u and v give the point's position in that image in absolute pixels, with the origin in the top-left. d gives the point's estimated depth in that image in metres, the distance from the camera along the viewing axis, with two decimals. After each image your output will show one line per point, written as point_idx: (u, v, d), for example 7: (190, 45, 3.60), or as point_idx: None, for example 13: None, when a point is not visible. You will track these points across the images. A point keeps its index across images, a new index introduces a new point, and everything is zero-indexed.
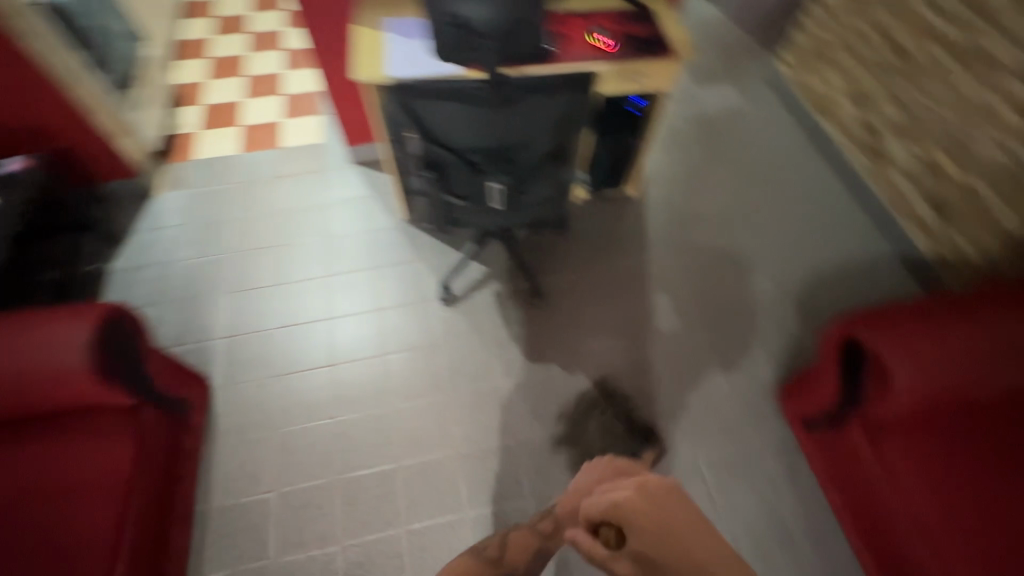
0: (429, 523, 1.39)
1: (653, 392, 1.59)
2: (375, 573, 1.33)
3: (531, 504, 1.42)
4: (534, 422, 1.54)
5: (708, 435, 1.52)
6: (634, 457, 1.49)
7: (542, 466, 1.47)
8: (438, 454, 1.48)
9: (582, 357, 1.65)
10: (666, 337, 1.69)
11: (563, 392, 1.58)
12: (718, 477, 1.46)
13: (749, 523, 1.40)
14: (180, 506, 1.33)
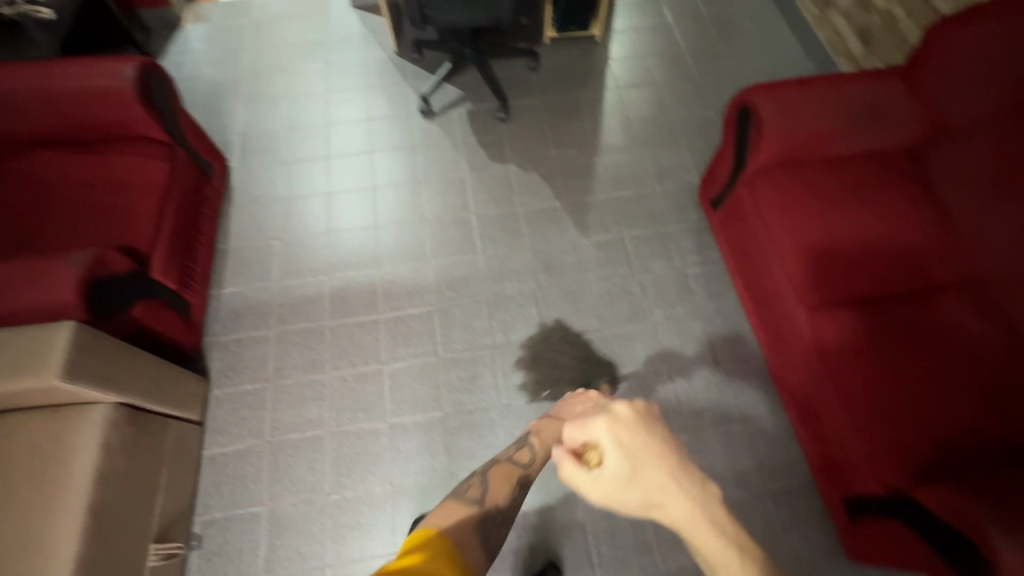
0: (399, 268, 1.73)
1: (596, 187, 1.88)
2: (354, 297, 1.68)
3: (481, 257, 1.74)
4: (490, 203, 1.85)
5: (634, 219, 1.81)
6: (571, 229, 1.80)
7: (493, 233, 1.79)
8: (409, 221, 1.82)
9: (538, 160, 1.94)
10: (612, 148, 1.96)
11: (518, 182, 1.89)
12: (639, 248, 1.76)
13: (659, 279, 1.70)
14: (205, 240, 1.67)
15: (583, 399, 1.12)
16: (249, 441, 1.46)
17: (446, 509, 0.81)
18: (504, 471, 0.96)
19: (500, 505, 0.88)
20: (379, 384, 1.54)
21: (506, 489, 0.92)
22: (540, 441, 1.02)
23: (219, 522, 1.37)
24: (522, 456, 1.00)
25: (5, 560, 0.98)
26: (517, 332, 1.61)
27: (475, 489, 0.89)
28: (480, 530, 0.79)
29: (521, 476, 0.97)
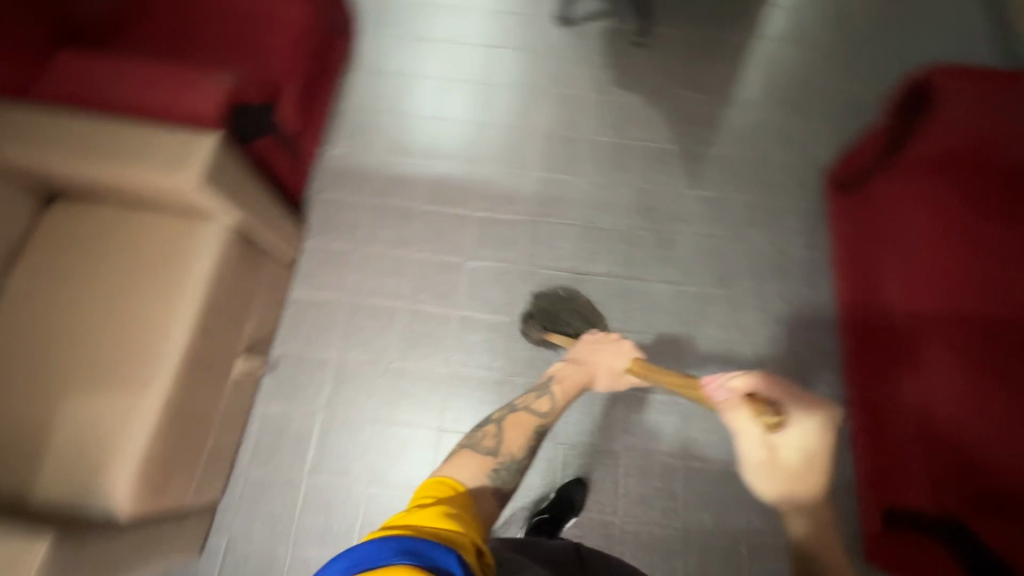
0: (500, 172, 1.72)
1: (717, 140, 1.77)
2: (451, 188, 1.69)
3: (582, 182, 1.71)
4: (604, 130, 1.78)
5: (749, 183, 1.71)
6: (681, 176, 1.72)
7: (600, 161, 1.74)
8: (519, 128, 1.79)
9: (664, 97, 1.83)
10: (746, 103, 1.83)
11: (638, 114, 1.80)
12: (746, 213, 1.67)
13: (758, 250, 1.63)
14: (324, 97, 1.70)
15: (614, 347, 1.16)
16: (330, 294, 1.56)
17: (457, 463, 0.81)
18: (519, 422, 0.92)
19: (514, 452, 0.85)
20: (457, 276, 1.58)
21: (522, 438, 0.88)
22: (560, 392, 1.00)
23: (292, 356, 1.49)
24: (541, 405, 0.96)
25: (129, 332, 1.11)
26: (600, 264, 1.60)
27: (489, 441, 0.86)
28: (497, 484, 0.79)
29: (537, 426, 0.92)
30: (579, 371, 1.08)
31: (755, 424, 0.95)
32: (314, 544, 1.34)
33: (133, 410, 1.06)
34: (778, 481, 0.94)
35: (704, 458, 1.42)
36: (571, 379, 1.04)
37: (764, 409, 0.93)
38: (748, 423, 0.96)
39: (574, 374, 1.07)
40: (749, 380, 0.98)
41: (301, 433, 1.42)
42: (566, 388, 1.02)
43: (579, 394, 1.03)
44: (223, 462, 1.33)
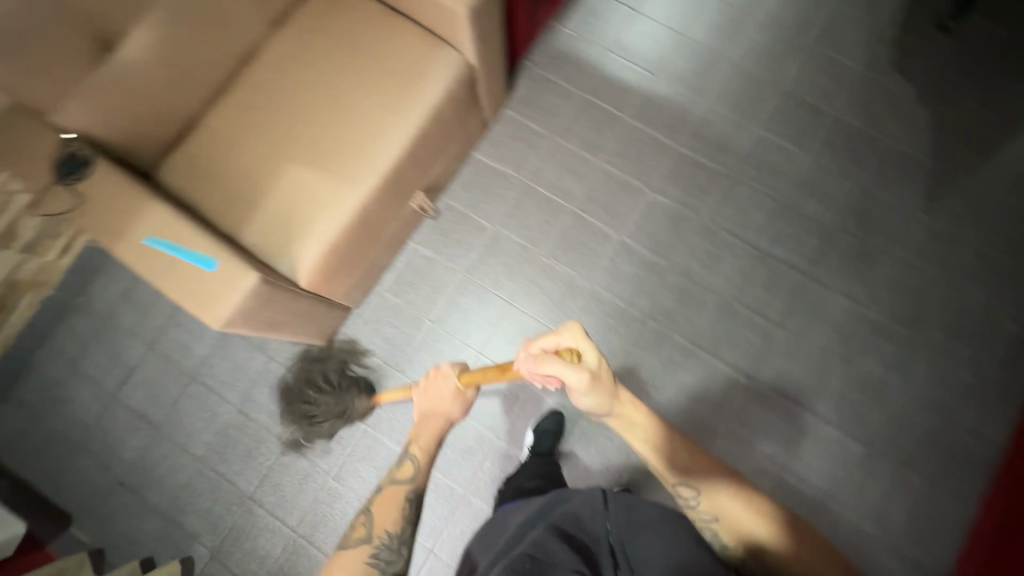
0: (720, 114, 1.57)
1: (985, 170, 1.49)
2: (662, 111, 1.57)
3: (804, 158, 1.52)
4: (854, 110, 1.54)
5: (999, 232, 1.45)
6: (921, 194, 1.48)
7: (835, 143, 1.53)
8: (761, 75, 1.59)
9: (945, 99, 1.53)
10: None
11: (904, 108, 1.53)
12: (976, 264, 1.43)
13: (968, 309, 1.41)
14: None
15: (439, 375, 1.17)
16: (509, 169, 1.55)
17: (336, 564, 0.96)
18: (388, 499, 1.06)
19: (390, 530, 1.01)
20: (634, 202, 1.51)
21: (395, 516, 1.03)
22: (417, 450, 1.11)
23: (456, 212, 1.53)
24: (401, 471, 1.08)
25: (354, 126, 1.17)
26: (785, 251, 1.46)
27: (361, 530, 1.00)
28: (374, 572, 0.95)
29: (409, 492, 1.07)
30: (428, 429, 1.14)
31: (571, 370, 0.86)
32: (416, 381, 1.45)
33: (337, 196, 1.14)
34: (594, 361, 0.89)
35: (802, 479, 1.35)
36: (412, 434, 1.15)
37: (570, 352, 0.89)
38: (568, 374, 0.86)
39: (426, 429, 1.14)
40: (567, 334, 0.91)
41: (439, 283, 1.50)
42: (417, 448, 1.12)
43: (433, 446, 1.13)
44: (372, 277, 1.44)
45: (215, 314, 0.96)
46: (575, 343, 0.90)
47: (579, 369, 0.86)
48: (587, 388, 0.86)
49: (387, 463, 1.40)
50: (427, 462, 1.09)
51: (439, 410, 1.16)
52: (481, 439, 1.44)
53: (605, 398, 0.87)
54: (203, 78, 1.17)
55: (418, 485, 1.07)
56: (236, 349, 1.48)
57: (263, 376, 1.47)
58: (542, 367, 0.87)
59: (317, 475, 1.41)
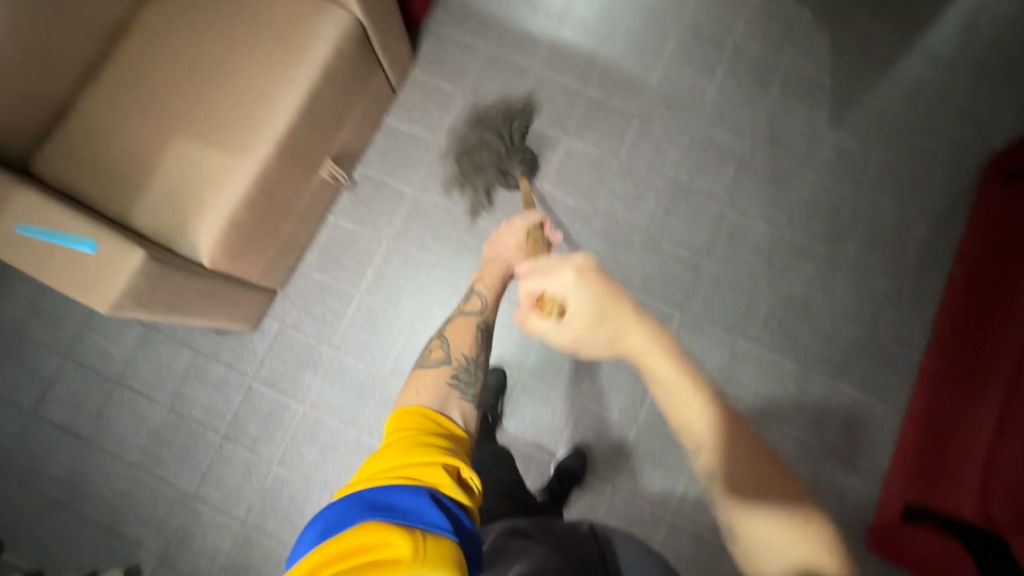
0: (628, 55, 1.58)
1: (882, 85, 1.54)
2: (571, 58, 1.57)
3: (713, 91, 1.54)
4: (756, 40, 1.58)
5: (899, 143, 1.51)
6: (824, 114, 1.53)
7: (741, 73, 1.55)
8: (664, 14, 1.60)
9: (837, 22, 1.58)
10: (931, 56, 1.56)
11: (802, 32, 1.57)
12: (882, 175, 1.49)
13: (878, 218, 1.47)
14: None
15: (510, 229, 1.11)
16: (424, 132, 1.52)
17: (416, 382, 0.79)
18: (462, 326, 0.93)
19: (466, 353, 0.88)
20: (552, 151, 1.51)
21: (470, 342, 0.90)
22: (484, 284, 1.02)
23: (374, 180, 1.50)
24: (472, 304, 0.98)
25: (239, 93, 1.12)
26: (702, 183, 1.49)
27: (438, 353, 0.86)
28: (459, 392, 0.78)
29: (481, 323, 0.95)
30: (496, 270, 1.06)
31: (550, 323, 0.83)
32: (351, 354, 1.42)
33: (230, 168, 1.09)
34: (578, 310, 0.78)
35: (739, 400, 1.39)
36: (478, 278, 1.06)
37: (554, 303, 0.83)
38: (549, 331, 0.83)
39: (494, 270, 1.06)
40: (554, 283, 0.81)
41: (365, 254, 1.46)
42: (485, 287, 1.03)
43: (501, 283, 1.06)
44: (292, 255, 1.40)
45: (101, 298, 0.93)
46: (557, 288, 0.81)
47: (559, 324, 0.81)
48: (568, 337, 0.79)
49: (331, 441, 1.38)
50: (495, 297, 1.01)
51: (501, 259, 1.10)
52: None
53: (597, 344, 0.77)
54: (71, 58, 1.11)
55: (489, 315, 0.97)
56: (161, 347, 1.42)
57: (192, 371, 1.41)
58: (529, 325, 0.86)
59: (261, 463, 1.37)
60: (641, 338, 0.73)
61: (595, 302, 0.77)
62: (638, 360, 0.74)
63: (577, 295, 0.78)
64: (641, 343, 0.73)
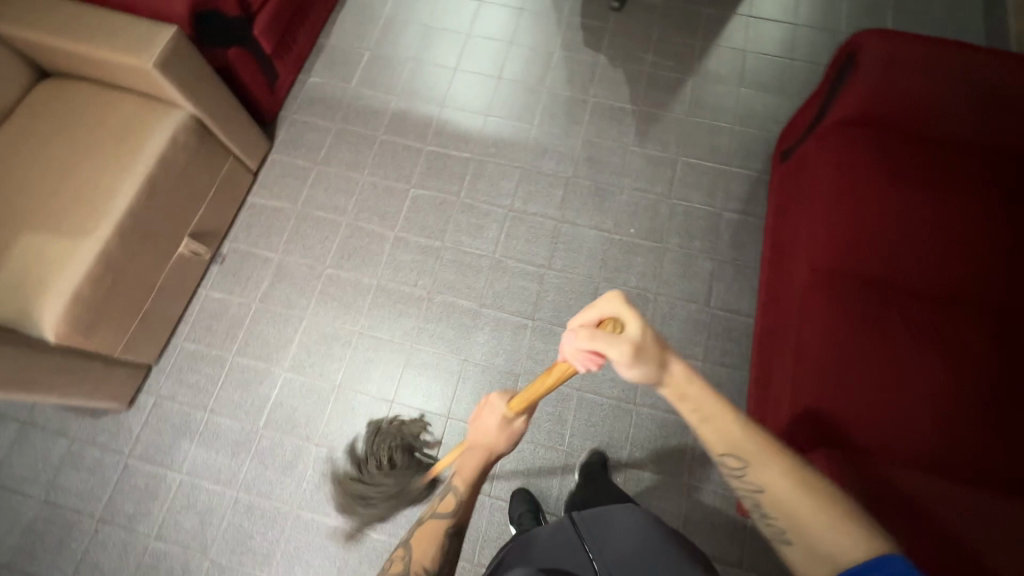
0: (459, 112, 1.82)
1: (676, 104, 1.80)
2: (411, 123, 1.81)
3: (534, 131, 1.78)
4: (565, 85, 1.85)
5: (697, 147, 1.74)
6: (632, 133, 1.76)
7: (555, 112, 1.81)
8: (486, 77, 1.87)
9: (630, 61, 1.87)
10: (712, 74, 1.85)
11: (603, 73, 1.85)
12: (689, 174, 1.70)
13: (691, 210, 1.66)
14: (309, 31, 1.85)
15: (494, 400, 0.91)
16: (283, 203, 1.70)
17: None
18: (426, 528, 0.90)
19: (426, 567, 0.86)
20: (399, 201, 1.69)
21: (435, 539, 0.90)
22: (460, 481, 0.92)
23: (241, 252, 1.64)
24: (441, 504, 0.92)
25: (82, 187, 1.27)
26: (535, 206, 1.67)
27: (396, 566, 0.87)
28: None
29: (449, 528, 0.90)
30: (474, 457, 0.91)
31: (609, 339, 0.73)
32: (226, 415, 1.47)
33: (72, 252, 1.21)
34: (642, 358, 0.74)
35: (598, 393, 1.47)
36: (459, 473, 0.92)
37: (614, 324, 0.76)
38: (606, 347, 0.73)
39: (468, 460, 0.92)
40: (604, 308, 0.77)
41: (234, 319, 1.57)
42: (463, 477, 0.92)
43: (478, 486, 0.93)
44: (162, 328, 1.50)
45: None
46: (617, 315, 0.77)
47: (620, 346, 0.73)
48: (625, 358, 0.73)
49: (208, 504, 1.39)
50: (470, 494, 0.91)
51: (480, 444, 0.91)
52: (299, 450, 1.43)
53: (651, 369, 0.75)
54: None
55: (462, 516, 0.90)
56: (37, 440, 1.45)
57: (67, 460, 1.43)
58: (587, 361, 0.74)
59: (137, 540, 1.36)
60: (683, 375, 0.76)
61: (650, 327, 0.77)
62: (682, 393, 0.76)
63: (637, 320, 0.76)
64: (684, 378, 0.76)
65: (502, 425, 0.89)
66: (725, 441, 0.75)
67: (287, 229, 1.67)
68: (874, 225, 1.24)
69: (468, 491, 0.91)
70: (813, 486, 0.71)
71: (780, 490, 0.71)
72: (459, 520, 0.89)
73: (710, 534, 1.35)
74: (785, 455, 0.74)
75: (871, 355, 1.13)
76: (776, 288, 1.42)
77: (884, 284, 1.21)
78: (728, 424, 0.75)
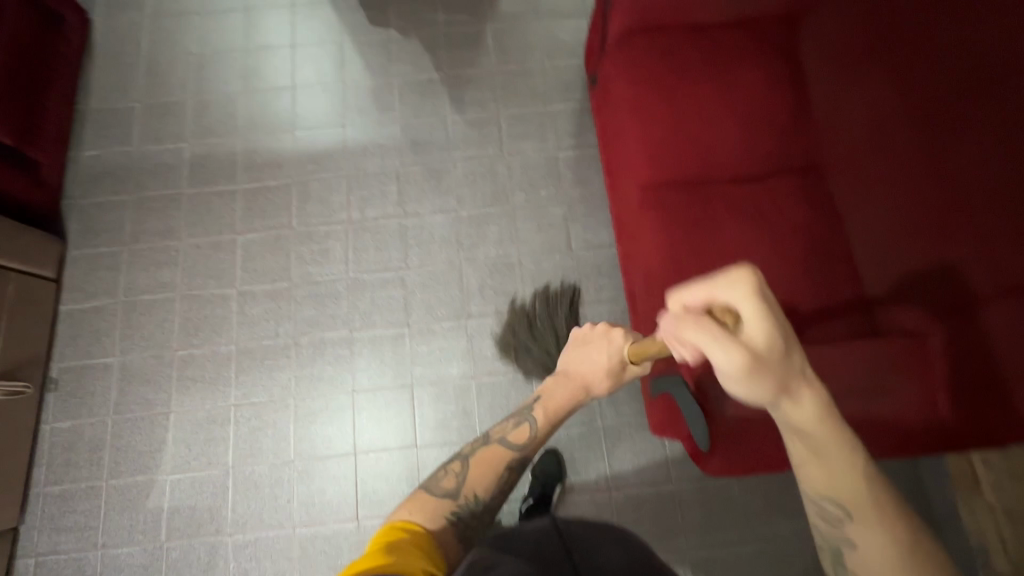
0: (263, 137, 1.67)
1: (481, 57, 1.72)
2: (215, 165, 1.64)
3: (348, 130, 1.66)
4: (364, 72, 1.72)
5: (514, 94, 1.68)
6: (447, 101, 1.68)
7: (363, 104, 1.69)
8: (278, 90, 1.71)
9: (423, 26, 1.76)
10: (507, 14, 1.77)
11: (399, 47, 1.74)
12: (515, 125, 1.65)
13: (528, 160, 1.62)
14: (60, 102, 1.61)
15: (607, 344, 1.10)
16: (102, 300, 1.52)
17: (418, 501, 0.98)
18: (488, 454, 1.07)
19: (479, 493, 1.02)
20: (230, 253, 1.55)
21: (495, 468, 1.06)
22: (542, 415, 1.12)
23: (74, 369, 1.46)
24: (518, 436, 1.10)
25: None
26: (373, 209, 1.58)
27: (450, 480, 1.02)
28: (448, 522, 0.95)
29: (512, 459, 1.07)
30: (569, 390, 1.14)
31: (719, 337, 0.74)
32: (121, 543, 1.34)
33: None
34: (756, 359, 0.74)
35: (495, 373, 1.45)
36: (546, 407, 1.13)
37: (724, 310, 0.78)
38: (710, 341, 0.75)
39: (561, 395, 1.14)
40: (732, 295, 0.77)
41: (93, 442, 1.41)
42: (548, 412, 1.12)
43: (557, 421, 1.13)
44: (9, 484, 1.32)
45: None
46: (733, 300, 0.77)
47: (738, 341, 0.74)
48: (736, 363, 0.73)
49: None
50: (543, 437, 1.10)
51: (580, 376, 1.14)
52: (213, 547, 1.34)
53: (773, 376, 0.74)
54: None
55: (526, 453, 1.08)
56: None
57: None
58: (685, 335, 0.77)
59: None
60: (810, 411, 0.76)
61: (779, 329, 0.76)
62: (794, 419, 0.77)
63: (762, 326, 0.75)
64: (814, 414, 0.76)
65: (609, 365, 1.09)
66: (834, 485, 0.78)
67: (116, 325, 1.49)
68: (683, 127, 1.23)
69: (549, 426, 1.12)
70: (893, 519, 0.77)
71: (874, 532, 0.77)
72: (524, 458, 1.07)
73: (634, 461, 1.40)
74: (880, 492, 0.78)
75: (713, 255, 1.15)
76: (619, 211, 1.41)
77: (706, 179, 1.22)
78: (846, 458, 0.77)
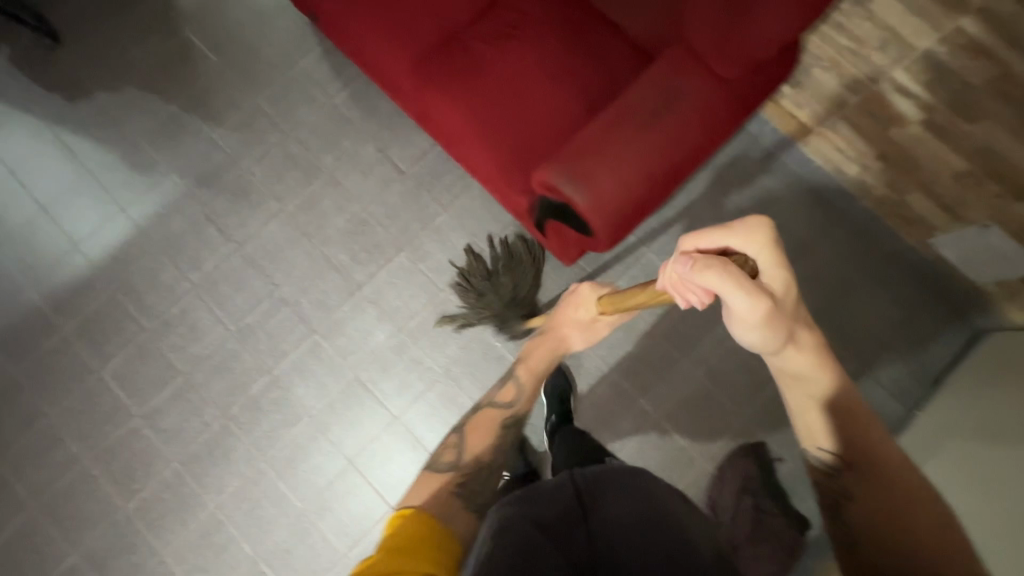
0: (52, 274, 1.49)
1: (201, 63, 1.60)
2: (25, 329, 1.46)
3: (130, 211, 1.52)
4: (102, 149, 1.56)
5: (257, 76, 1.59)
6: (201, 122, 1.57)
7: (125, 178, 1.54)
8: (32, 221, 1.52)
9: (124, 71, 1.60)
10: (195, 10, 1.64)
11: (118, 105, 1.58)
12: (278, 102, 1.58)
13: (311, 124, 1.56)
14: None
15: (573, 304, 1.08)
16: (16, 520, 1.37)
17: (418, 483, 0.80)
18: (485, 422, 0.96)
19: (481, 457, 0.89)
20: (106, 392, 1.42)
21: (493, 434, 0.94)
22: (527, 373, 1.04)
23: None
24: (504, 396, 1.01)
25: None
26: (208, 260, 1.49)
27: (450, 454, 0.88)
28: (461, 502, 0.77)
29: (508, 420, 0.97)
30: (543, 347, 1.09)
31: (739, 286, 0.61)
32: None
33: None
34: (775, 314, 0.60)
35: (416, 314, 1.46)
36: (531, 362, 1.06)
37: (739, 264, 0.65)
38: (726, 282, 0.61)
39: (544, 345, 1.10)
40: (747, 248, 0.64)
41: None
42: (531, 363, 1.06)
43: (541, 373, 1.05)
44: None
45: None
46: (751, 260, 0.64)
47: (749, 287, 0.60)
48: (760, 316, 0.60)
49: None
50: (532, 393, 1.01)
51: (557, 332, 1.11)
52: None
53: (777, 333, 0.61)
54: None
55: (522, 409, 1.00)
56: None
57: None
58: (694, 269, 0.63)
59: None
60: (807, 362, 0.62)
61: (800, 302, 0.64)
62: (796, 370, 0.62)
63: (779, 281, 0.63)
64: (808, 362, 0.62)
65: (581, 321, 1.08)
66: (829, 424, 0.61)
67: (49, 530, 1.36)
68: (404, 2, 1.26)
69: (532, 381, 1.03)
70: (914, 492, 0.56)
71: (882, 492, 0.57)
72: (518, 417, 0.97)
73: None
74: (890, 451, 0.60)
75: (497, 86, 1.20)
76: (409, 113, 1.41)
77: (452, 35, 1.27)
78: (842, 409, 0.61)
